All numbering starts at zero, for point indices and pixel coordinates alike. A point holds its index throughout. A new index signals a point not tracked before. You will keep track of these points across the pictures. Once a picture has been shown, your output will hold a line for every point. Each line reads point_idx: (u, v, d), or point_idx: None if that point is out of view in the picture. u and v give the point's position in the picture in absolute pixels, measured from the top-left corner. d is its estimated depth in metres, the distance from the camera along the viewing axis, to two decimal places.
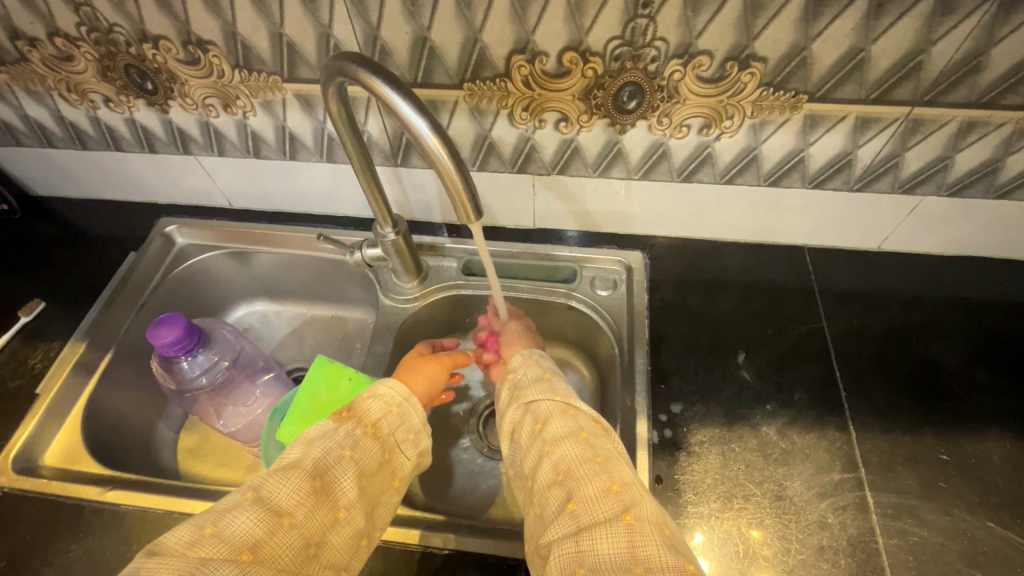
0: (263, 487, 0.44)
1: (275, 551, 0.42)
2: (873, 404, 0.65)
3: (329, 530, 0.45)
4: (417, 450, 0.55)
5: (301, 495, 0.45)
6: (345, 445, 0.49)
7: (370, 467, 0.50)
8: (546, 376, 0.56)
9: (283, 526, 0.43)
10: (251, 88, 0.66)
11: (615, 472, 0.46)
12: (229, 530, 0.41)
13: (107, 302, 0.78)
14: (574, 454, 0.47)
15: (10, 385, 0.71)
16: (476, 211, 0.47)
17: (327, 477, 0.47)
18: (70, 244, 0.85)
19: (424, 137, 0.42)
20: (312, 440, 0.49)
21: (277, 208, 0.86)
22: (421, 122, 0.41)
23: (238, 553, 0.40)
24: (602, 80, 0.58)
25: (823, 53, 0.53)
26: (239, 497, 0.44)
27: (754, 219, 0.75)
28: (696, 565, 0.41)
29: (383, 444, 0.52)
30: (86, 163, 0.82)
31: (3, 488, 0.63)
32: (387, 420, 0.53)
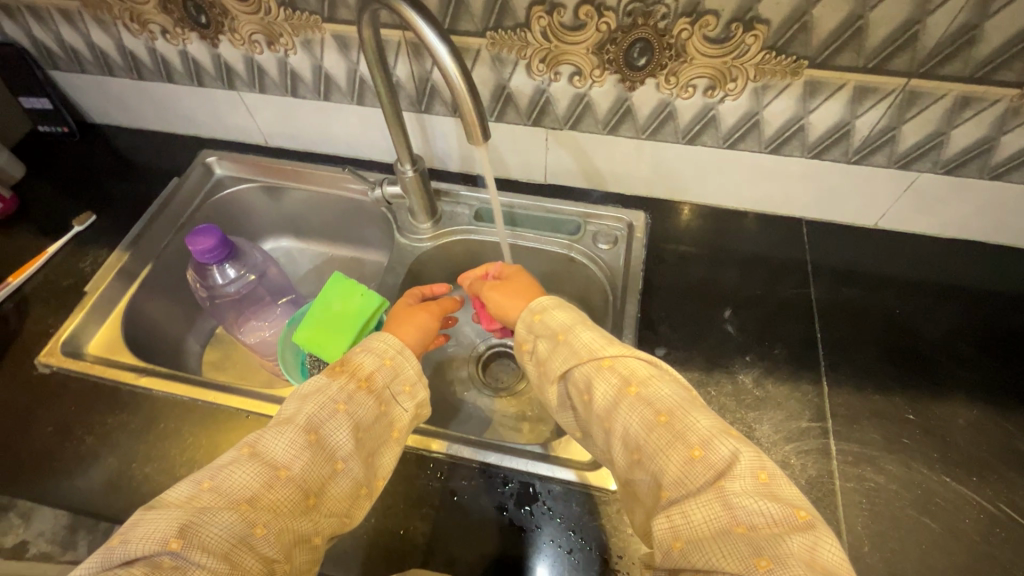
0: (260, 442, 0.46)
1: (274, 501, 0.43)
2: (848, 364, 0.68)
3: (327, 482, 0.46)
4: (414, 402, 0.54)
5: (296, 449, 0.46)
6: (340, 399, 0.49)
7: (365, 422, 0.50)
8: (562, 336, 0.53)
9: (280, 478, 0.44)
10: (294, 26, 0.72)
11: (687, 432, 0.43)
12: (226, 483, 0.43)
13: (150, 219, 0.85)
14: (637, 424, 0.45)
15: (63, 284, 0.79)
16: (483, 135, 0.52)
17: (322, 432, 0.47)
18: (120, 168, 0.93)
19: (443, 61, 0.47)
20: (310, 394, 0.49)
21: (308, 149, 0.92)
22: (442, 47, 0.47)
23: (237, 501, 0.42)
24: (615, 35, 0.63)
25: (823, 18, 0.56)
26: (236, 453, 0.46)
27: (754, 186, 0.78)
28: (804, 507, 0.39)
29: (377, 397, 0.51)
30: (140, 93, 0.90)
31: (52, 367, 0.71)
32: (381, 373, 0.53)
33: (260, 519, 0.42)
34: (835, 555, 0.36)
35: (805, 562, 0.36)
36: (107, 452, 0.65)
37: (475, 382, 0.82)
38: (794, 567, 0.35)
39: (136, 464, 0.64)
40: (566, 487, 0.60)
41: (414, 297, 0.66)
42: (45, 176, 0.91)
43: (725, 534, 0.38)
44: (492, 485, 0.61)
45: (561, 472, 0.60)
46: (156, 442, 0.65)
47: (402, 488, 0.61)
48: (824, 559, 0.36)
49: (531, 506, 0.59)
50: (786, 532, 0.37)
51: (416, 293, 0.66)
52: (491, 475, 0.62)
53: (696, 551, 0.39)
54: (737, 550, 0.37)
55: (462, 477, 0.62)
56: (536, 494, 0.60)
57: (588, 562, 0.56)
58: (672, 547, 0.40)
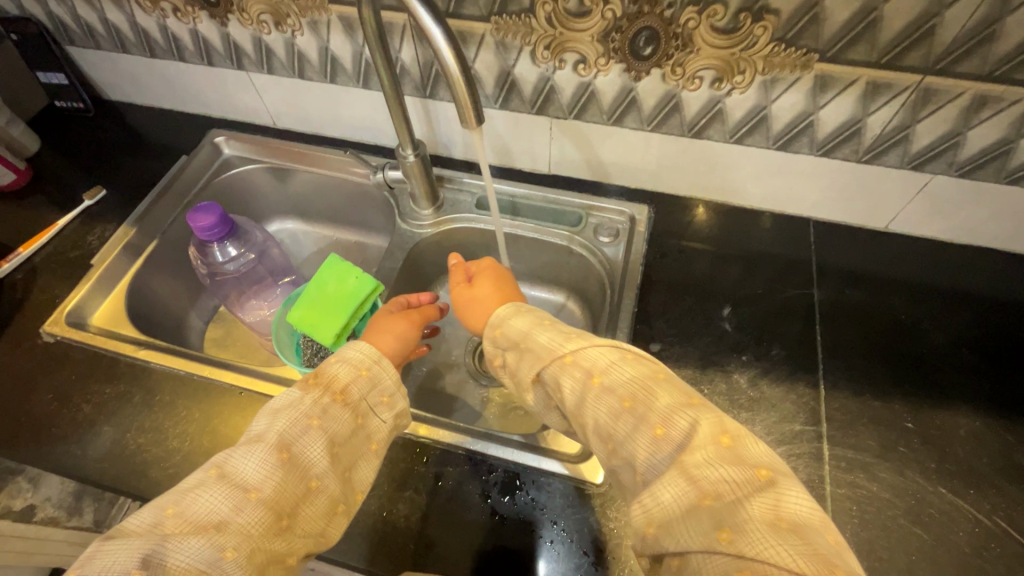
0: (227, 463, 0.46)
1: (245, 525, 0.43)
2: (847, 369, 0.67)
3: (300, 501, 0.46)
4: (394, 413, 0.54)
5: (267, 469, 0.45)
6: (312, 414, 0.49)
7: (340, 436, 0.50)
8: (522, 344, 0.52)
9: (249, 501, 0.44)
10: (301, 6, 0.72)
11: (650, 412, 0.43)
12: (191, 509, 0.43)
13: (157, 196, 0.86)
14: (604, 414, 0.45)
15: (70, 256, 0.81)
16: (476, 119, 0.51)
17: (294, 449, 0.47)
18: (132, 144, 0.94)
19: (437, 42, 0.47)
20: (282, 407, 0.49)
21: (315, 132, 0.93)
22: (436, 29, 0.47)
23: (204, 527, 0.42)
24: (620, 23, 0.61)
25: (835, 9, 0.54)
26: (203, 475, 0.45)
27: (761, 183, 0.76)
28: (766, 465, 0.38)
29: (353, 410, 0.51)
30: (153, 71, 0.90)
31: (57, 336, 0.72)
32: (357, 385, 0.53)
33: (230, 543, 0.42)
34: (802, 508, 0.35)
35: (768, 523, 0.34)
36: (104, 423, 0.66)
37: (469, 370, 0.81)
38: (756, 530, 0.34)
39: (132, 434, 0.65)
40: (551, 478, 0.60)
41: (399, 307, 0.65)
42: (59, 150, 0.93)
43: (692, 509, 0.37)
44: (477, 473, 0.61)
45: (547, 463, 0.60)
46: (151, 417, 0.66)
47: (388, 470, 0.62)
48: (788, 515, 0.35)
49: (513, 495, 0.59)
50: (749, 495, 0.36)
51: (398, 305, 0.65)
52: (477, 463, 0.62)
53: (666, 534, 0.37)
54: (702, 523, 0.36)
55: (449, 463, 0.62)
56: (520, 484, 0.60)
57: (568, 554, 0.55)
58: (646, 533, 0.39)
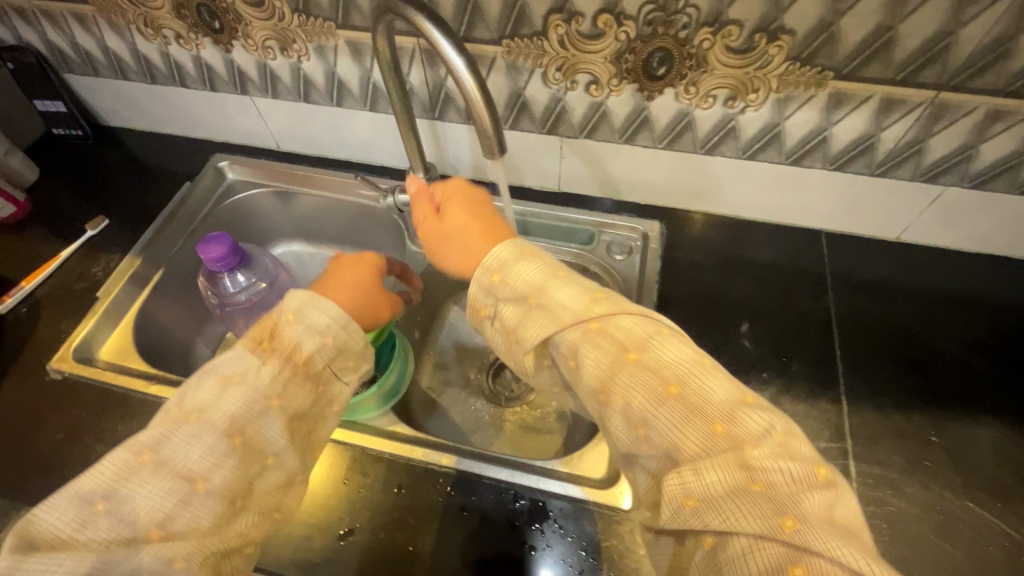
0: (163, 448, 0.42)
1: (193, 520, 0.41)
2: (869, 383, 0.66)
3: (254, 482, 0.44)
4: (359, 376, 0.51)
5: (214, 456, 0.42)
6: (271, 393, 0.45)
7: (301, 410, 0.47)
8: (534, 299, 0.44)
9: (197, 493, 0.41)
10: (307, 32, 0.71)
11: (702, 403, 0.38)
12: (126, 507, 0.40)
13: (162, 224, 0.85)
14: (641, 396, 0.39)
15: (74, 288, 0.79)
16: (499, 149, 0.50)
17: (247, 432, 0.44)
18: (133, 170, 0.93)
19: (459, 73, 0.46)
20: (234, 381, 0.45)
21: (319, 154, 0.92)
22: (458, 59, 0.46)
23: (148, 528, 0.40)
24: (633, 45, 0.61)
25: (851, 29, 0.54)
26: (136, 460, 0.42)
27: (773, 197, 0.76)
28: (823, 463, 0.36)
29: (315, 380, 0.48)
30: (153, 97, 0.89)
31: (64, 373, 0.71)
32: (318, 353, 0.48)
33: (176, 554, 0.39)
34: (850, 511, 0.35)
35: (827, 522, 0.33)
36: None
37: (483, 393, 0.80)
38: (818, 527, 0.33)
39: None
40: (578, 506, 0.59)
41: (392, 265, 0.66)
42: (57, 179, 0.91)
43: (740, 492, 0.35)
44: (501, 501, 0.60)
45: (573, 491, 0.59)
46: None
47: (411, 501, 0.61)
48: (840, 514, 0.34)
49: (540, 524, 0.58)
50: (807, 490, 0.34)
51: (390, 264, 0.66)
52: (500, 490, 0.61)
53: (710, 512, 0.35)
54: (755, 510, 0.34)
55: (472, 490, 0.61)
56: (547, 512, 0.59)
57: None
58: (683, 508, 0.36)
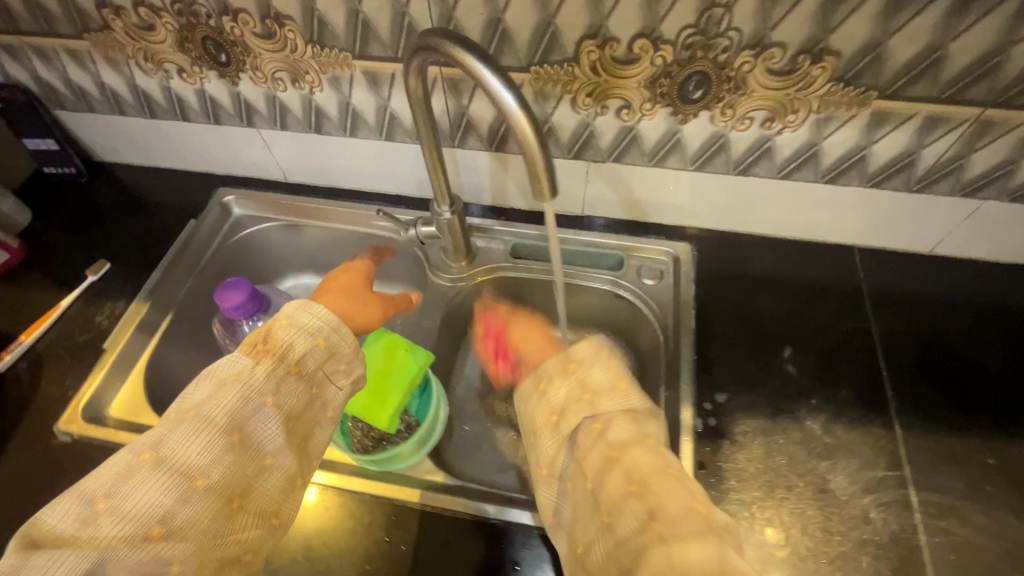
0: (163, 447, 0.41)
1: (192, 518, 0.40)
2: (916, 405, 0.65)
3: (253, 481, 0.43)
4: (351, 379, 0.50)
5: (214, 453, 0.42)
6: (267, 391, 0.44)
7: (296, 411, 0.46)
8: (622, 385, 0.47)
9: (196, 489, 0.40)
10: (321, 63, 0.67)
11: (721, 526, 0.39)
12: (127, 505, 0.39)
13: (168, 266, 0.80)
14: (669, 494, 0.40)
15: (78, 340, 0.75)
16: (550, 190, 0.47)
17: (245, 430, 0.43)
18: (132, 208, 0.88)
19: (509, 109, 0.43)
20: (230, 380, 0.44)
21: (328, 184, 0.88)
22: (507, 94, 0.43)
23: (147, 525, 0.39)
24: (669, 69, 0.58)
25: (900, 49, 0.52)
26: (134, 460, 0.40)
27: (804, 215, 0.75)
28: None
29: (309, 381, 0.47)
30: (152, 131, 0.85)
31: (74, 435, 0.66)
32: (313, 355, 0.47)
33: (176, 555, 0.39)
34: None
35: None
36: None
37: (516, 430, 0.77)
38: None
39: None
40: None
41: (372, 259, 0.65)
42: (53, 221, 0.86)
43: None
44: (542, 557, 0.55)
45: None
46: None
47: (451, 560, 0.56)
48: None
49: None
50: None
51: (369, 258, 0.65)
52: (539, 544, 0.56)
53: None
54: None
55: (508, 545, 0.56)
56: None
57: None
58: None
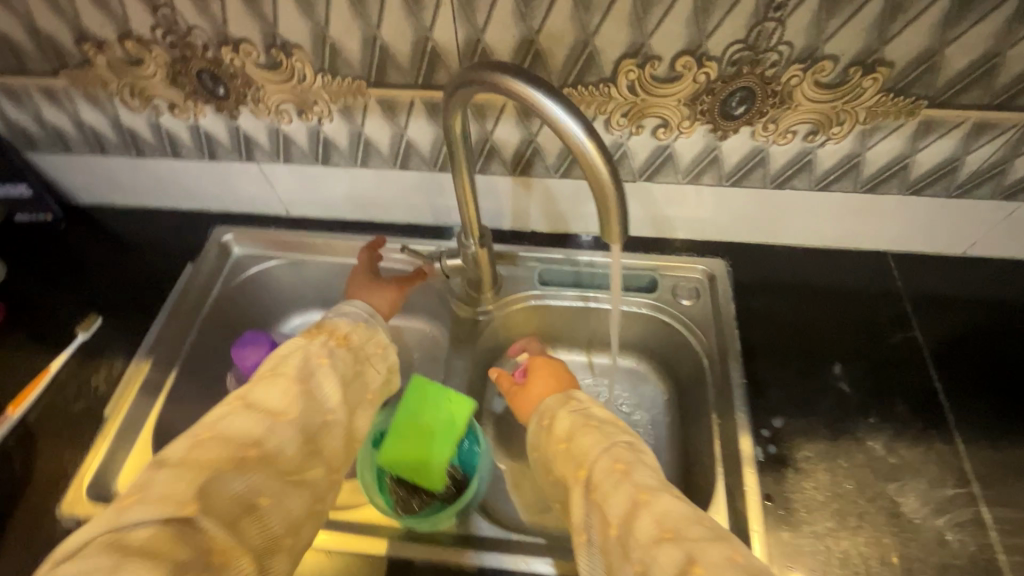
0: (251, 395, 0.48)
1: (280, 449, 0.45)
2: (974, 415, 0.63)
3: (322, 430, 0.48)
4: (386, 364, 0.59)
5: (292, 396, 0.48)
6: (321, 353, 0.53)
7: (347, 375, 0.53)
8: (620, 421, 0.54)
9: (280, 423, 0.46)
10: (331, 93, 0.62)
11: (728, 538, 0.40)
12: (229, 430, 0.44)
13: (168, 317, 0.73)
14: (677, 512, 0.42)
15: (74, 408, 0.67)
16: (621, 224, 0.43)
17: (313, 382, 0.50)
18: (119, 254, 0.81)
19: (576, 138, 0.39)
20: (290, 353, 0.52)
21: (334, 217, 0.81)
22: (572, 122, 0.39)
23: (244, 449, 0.43)
24: (713, 86, 0.56)
25: (955, 57, 0.51)
26: (229, 406, 0.47)
27: (840, 225, 0.72)
28: None
29: (355, 354, 0.56)
30: (137, 170, 0.78)
31: (79, 520, 0.59)
32: (357, 334, 0.58)
33: (264, 490, 0.42)
34: None
35: None
36: None
37: None
38: None
39: None
40: None
41: (370, 264, 0.70)
42: (31, 274, 0.79)
43: None
44: None
45: None
46: None
47: None
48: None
49: None
50: None
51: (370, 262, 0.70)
52: None
53: None
54: None
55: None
56: None
57: None
58: None
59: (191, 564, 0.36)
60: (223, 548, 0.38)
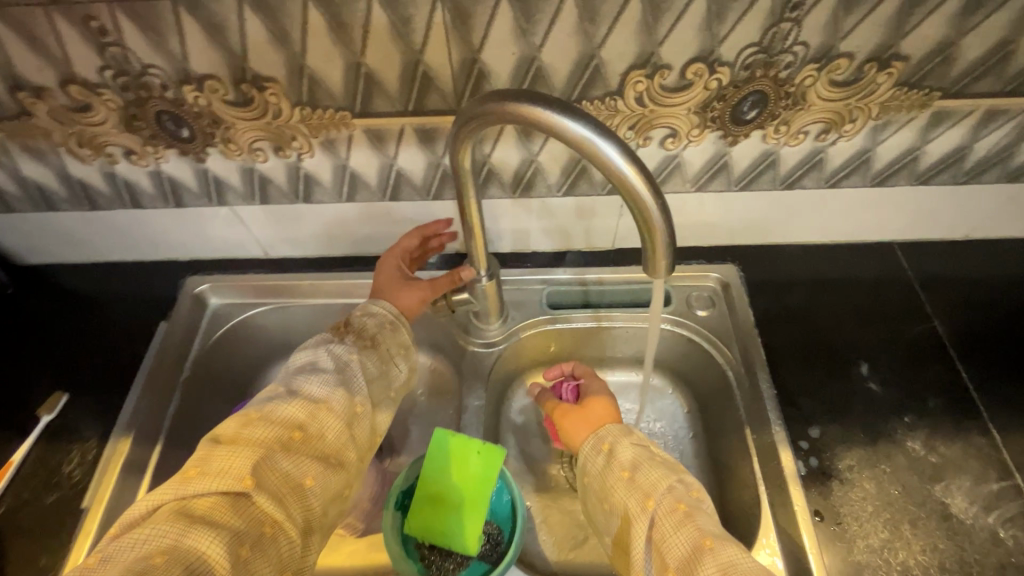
0: (294, 383, 0.49)
1: (321, 433, 0.46)
2: (1004, 402, 0.62)
3: (353, 420, 0.48)
4: (409, 364, 0.56)
5: (330, 387, 0.48)
6: (351, 352, 0.52)
7: (372, 373, 0.52)
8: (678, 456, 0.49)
9: (320, 412, 0.47)
10: (311, 127, 0.57)
11: None
12: (274, 415, 0.46)
13: (144, 385, 0.66)
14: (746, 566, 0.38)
15: (46, 502, 0.59)
16: (667, 247, 0.40)
17: (347, 375, 0.50)
18: (78, 317, 0.72)
19: (613, 158, 0.36)
20: (315, 363, 0.50)
21: (318, 255, 0.75)
22: (606, 143, 0.36)
23: (289, 432, 0.45)
24: (724, 91, 0.53)
25: (970, 47, 0.50)
26: (274, 393, 0.48)
27: (848, 220, 0.71)
28: None
29: (380, 355, 0.53)
30: (91, 224, 0.70)
31: None
32: (382, 333, 0.55)
33: (308, 471, 0.44)
34: None
35: None
36: None
37: None
38: None
39: None
40: None
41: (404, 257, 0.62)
42: None
43: None
44: None
45: None
46: None
47: None
48: None
49: None
50: None
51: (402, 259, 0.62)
52: None
53: None
54: None
55: None
56: None
57: None
58: None
59: (246, 533, 0.39)
60: (274, 520, 0.41)
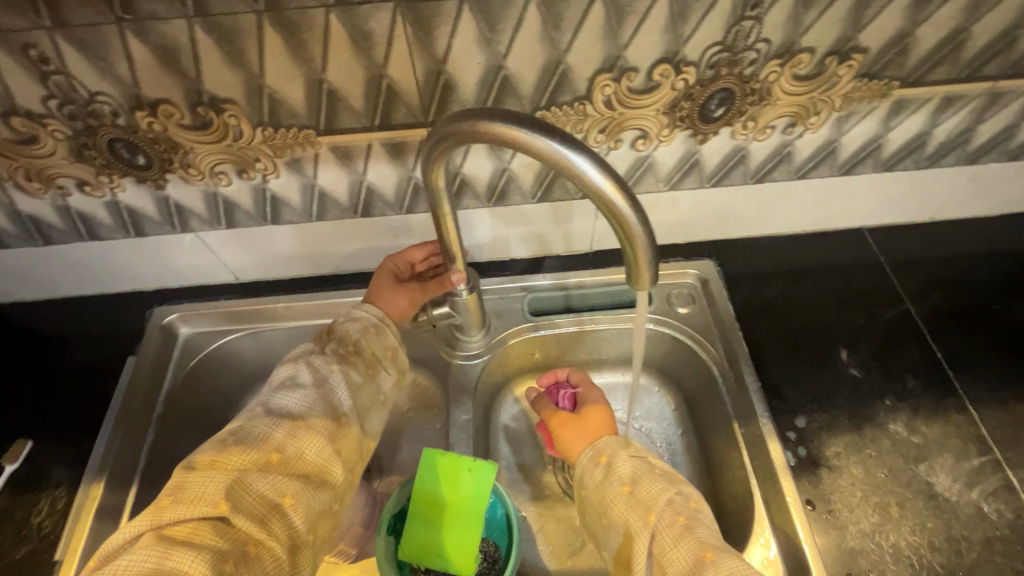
0: (272, 401, 0.47)
1: (302, 452, 0.44)
2: (979, 378, 0.64)
3: (336, 435, 0.46)
4: (397, 367, 0.53)
5: (310, 402, 0.47)
6: (330, 362, 0.50)
7: (359, 383, 0.50)
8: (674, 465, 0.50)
9: (299, 429, 0.45)
10: (275, 147, 0.55)
11: None
12: (251, 436, 0.44)
13: (116, 425, 0.62)
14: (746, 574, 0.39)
15: (14, 557, 0.56)
16: (648, 256, 0.40)
17: (328, 389, 0.48)
18: (38, 358, 0.69)
19: (586, 170, 0.35)
20: (300, 379, 0.48)
21: (291, 276, 0.72)
22: (578, 155, 0.35)
23: (267, 454, 0.43)
24: (692, 91, 0.53)
25: (925, 36, 0.52)
26: (252, 414, 0.46)
27: (819, 209, 0.72)
28: None
29: (367, 364, 0.51)
30: (46, 259, 0.67)
31: None
32: (366, 340, 0.53)
33: (287, 491, 0.42)
34: None
35: None
36: None
37: None
38: None
39: None
40: None
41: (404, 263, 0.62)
42: None
43: None
44: None
45: None
46: None
47: None
48: None
49: None
50: None
51: (401, 266, 0.62)
52: None
53: None
54: None
55: None
56: None
57: None
58: None
59: (229, 552, 0.39)
60: (253, 542, 0.40)
